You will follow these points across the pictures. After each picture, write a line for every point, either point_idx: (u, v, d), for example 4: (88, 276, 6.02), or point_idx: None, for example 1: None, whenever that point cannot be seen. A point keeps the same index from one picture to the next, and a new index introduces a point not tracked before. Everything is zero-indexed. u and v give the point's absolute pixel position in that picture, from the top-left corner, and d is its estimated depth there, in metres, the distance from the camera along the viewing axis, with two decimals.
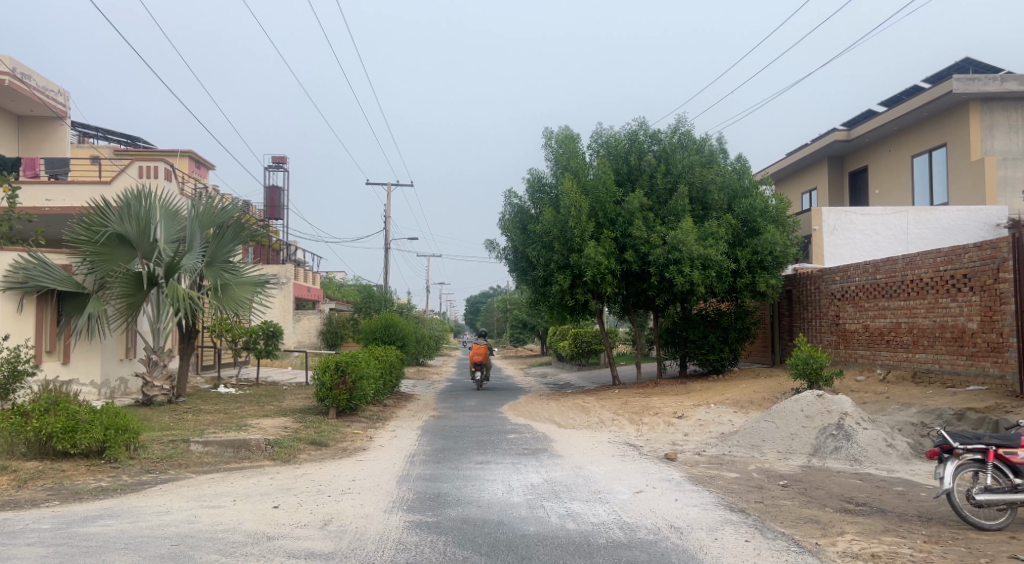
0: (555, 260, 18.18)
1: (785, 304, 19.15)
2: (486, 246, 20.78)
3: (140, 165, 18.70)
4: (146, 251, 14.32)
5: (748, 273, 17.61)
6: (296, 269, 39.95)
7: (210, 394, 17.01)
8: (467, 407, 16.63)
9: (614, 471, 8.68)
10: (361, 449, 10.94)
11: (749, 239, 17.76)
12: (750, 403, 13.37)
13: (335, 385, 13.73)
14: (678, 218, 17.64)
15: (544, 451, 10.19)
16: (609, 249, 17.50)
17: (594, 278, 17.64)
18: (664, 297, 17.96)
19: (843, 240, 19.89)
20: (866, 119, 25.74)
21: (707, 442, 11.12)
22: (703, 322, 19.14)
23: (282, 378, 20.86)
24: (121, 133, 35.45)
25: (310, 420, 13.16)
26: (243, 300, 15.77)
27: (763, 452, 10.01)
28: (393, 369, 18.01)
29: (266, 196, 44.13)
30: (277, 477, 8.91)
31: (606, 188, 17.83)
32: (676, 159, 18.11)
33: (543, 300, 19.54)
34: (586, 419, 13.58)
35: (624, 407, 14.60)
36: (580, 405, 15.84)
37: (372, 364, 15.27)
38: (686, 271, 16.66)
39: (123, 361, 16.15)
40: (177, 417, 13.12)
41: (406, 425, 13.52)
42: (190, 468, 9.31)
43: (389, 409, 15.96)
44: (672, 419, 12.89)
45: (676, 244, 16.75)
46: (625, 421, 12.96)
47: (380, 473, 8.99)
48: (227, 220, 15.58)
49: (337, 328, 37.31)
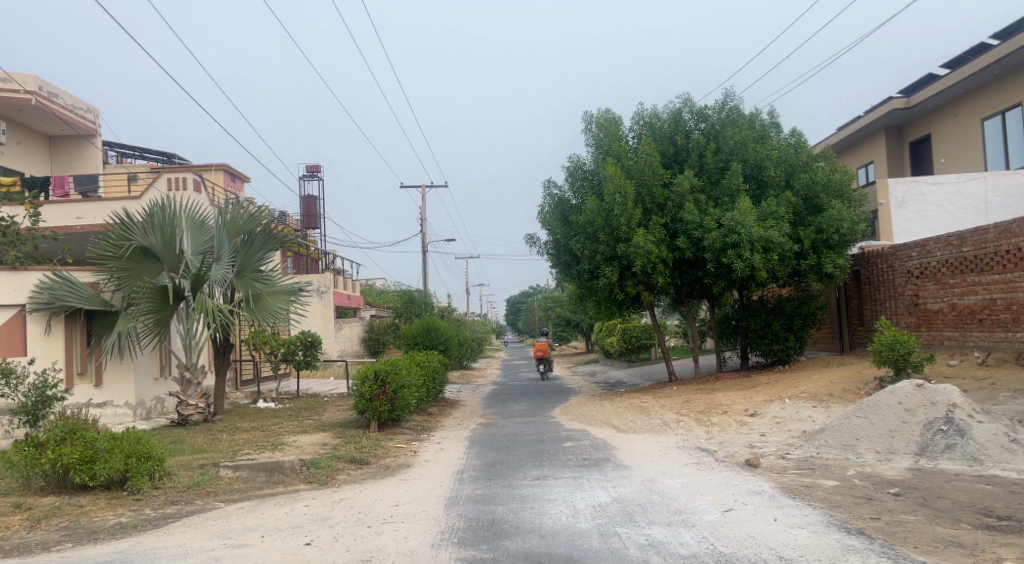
0: (601, 251, 17.02)
1: (853, 286, 17.83)
2: (526, 241, 19.75)
3: (168, 177, 18.17)
4: (173, 263, 13.53)
5: (813, 254, 16.23)
6: (335, 277, 39.49)
7: (249, 411, 16.30)
8: (517, 412, 15.62)
9: (692, 486, 7.54)
10: (404, 466, 10.00)
11: (811, 217, 16.43)
12: (830, 396, 12.09)
13: (376, 395, 12.81)
14: (733, 199, 16.37)
15: (608, 462, 9.11)
16: (659, 236, 16.33)
17: (645, 268, 16.46)
18: (722, 285, 16.70)
19: (914, 213, 18.36)
20: (926, 84, 24.03)
21: (790, 444, 9.92)
22: (764, 309, 17.81)
23: (322, 389, 20.15)
24: (156, 151, 35.29)
25: (350, 434, 12.28)
26: (277, 310, 14.96)
27: (859, 453, 8.78)
28: (436, 375, 17.12)
29: (302, 205, 43.79)
30: (313, 505, 7.99)
31: (653, 170, 16.66)
32: (726, 136, 16.87)
33: (590, 294, 18.43)
34: (647, 421, 12.47)
35: (688, 406, 13.43)
36: (638, 405, 14.70)
37: (414, 371, 14.39)
38: (746, 255, 15.41)
39: (158, 380, 15.46)
40: (211, 438, 12.37)
41: (453, 436, 12.58)
42: (220, 497, 8.45)
43: (434, 419, 15.06)
44: (744, 417, 11.69)
45: (733, 227, 15.55)
46: (692, 421, 11.81)
47: (426, 495, 8.02)
48: (255, 227, 14.76)
49: (379, 335, 36.98)
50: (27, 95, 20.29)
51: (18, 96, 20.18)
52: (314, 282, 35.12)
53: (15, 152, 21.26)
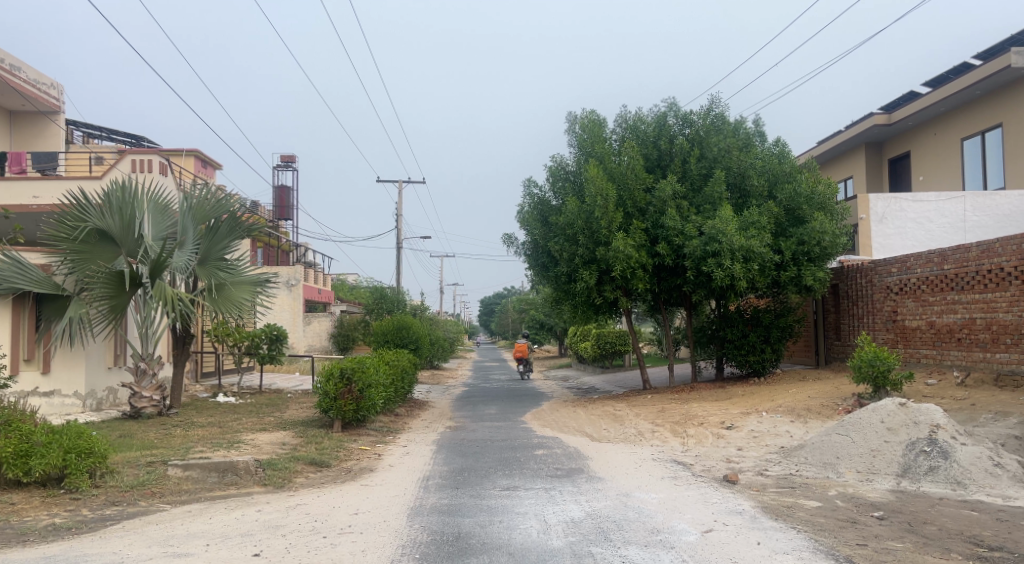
0: (580, 254, 16.67)
1: (832, 300, 17.70)
2: (504, 241, 19.34)
3: (134, 159, 17.46)
4: (131, 248, 12.84)
5: (793, 266, 16.01)
6: (306, 271, 38.73)
7: (208, 405, 15.66)
8: (487, 416, 15.19)
9: (669, 502, 7.17)
10: (367, 470, 9.52)
11: (792, 228, 16.21)
12: (807, 411, 11.83)
13: (340, 394, 12.30)
14: (715, 206, 16.12)
15: (581, 474, 8.71)
16: (639, 241, 16.00)
17: (624, 273, 16.14)
18: (701, 294, 16.44)
19: (894, 229, 18.26)
20: (908, 101, 24.04)
21: (768, 460, 9.61)
22: (742, 320, 17.59)
23: (287, 385, 19.51)
24: (125, 134, 34.28)
25: (312, 434, 11.74)
26: (241, 302, 14.32)
27: (840, 473, 8.49)
28: (405, 375, 16.61)
29: (275, 195, 42.89)
30: (265, 510, 7.49)
31: (635, 174, 16.36)
32: (710, 142, 16.61)
33: (566, 298, 18.08)
34: (621, 430, 12.11)
35: (663, 416, 13.09)
36: (611, 413, 14.35)
37: (382, 370, 13.87)
38: (726, 264, 15.15)
39: (111, 370, 14.78)
40: (164, 433, 11.76)
41: (419, 439, 12.11)
42: (166, 499, 7.91)
43: (401, 419, 14.57)
44: (720, 430, 11.39)
45: (714, 235, 15.30)
46: (667, 432, 11.48)
47: (387, 504, 7.55)
48: (221, 213, 14.07)
49: (349, 330, 36.32)
50: None
51: None
52: (285, 274, 34.18)
53: None
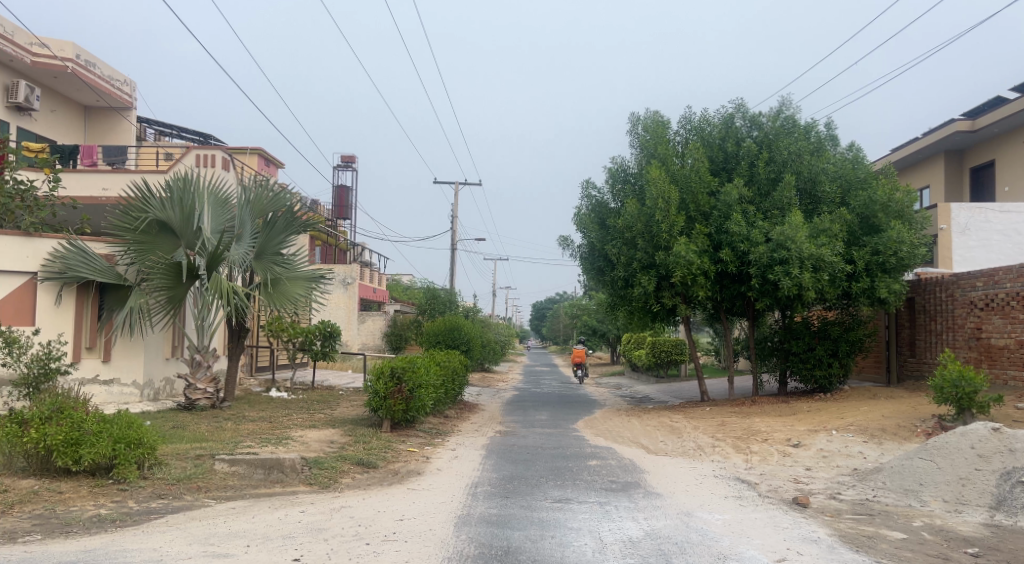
0: (638, 259, 16.13)
1: (907, 314, 16.80)
2: (559, 243, 18.93)
3: (197, 153, 17.67)
4: (190, 240, 12.80)
5: (866, 278, 15.16)
6: (362, 270, 39.01)
7: (260, 399, 15.67)
8: (538, 422, 14.78)
9: (736, 525, 6.64)
10: (415, 473, 9.23)
11: (866, 237, 15.37)
12: (881, 432, 11.10)
13: (390, 394, 12.07)
14: (783, 212, 15.41)
15: (638, 488, 8.24)
16: (702, 246, 15.39)
17: (684, 280, 15.53)
18: (765, 304, 15.72)
19: (977, 241, 17.26)
20: (993, 107, 22.76)
21: (840, 482, 8.98)
22: (808, 332, 16.77)
23: (338, 382, 19.45)
24: (191, 131, 35.05)
25: (361, 433, 11.54)
26: (295, 298, 14.28)
27: (924, 501, 7.85)
28: (456, 377, 16.36)
29: (334, 194, 43.36)
30: (310, 511, 7.24)
31: (700, 177, 15.76)
32: (780, 145, 15.90)
33: (622, 303, 17.55)
34: (679, 443, 11.57)
35: (724, 430, 12.49)
36: (668, 425, 13.79)
37: (433, 370, 13.63)
38: (794, 273, 14.43)
39: (168, 360, 14.87)
40: (215, 426, 11.72)
41: (469, 443, 11.78)
42: (212, 494, 7.73)
43: (451, 422, 14.31)
44: (786, 448, 10.76)
45: (783, 242, 14.60)
46: (728, 447, 10.89)
47: (435, 510, 7.23)
48: (278, 208, 14.00)
49: (401, 330, 36.24)
50: (62, 62, 19.90)
51: (53, 63, 19.81)
52: (340, 272, 34.62)
53: (47, 119, 20.90)
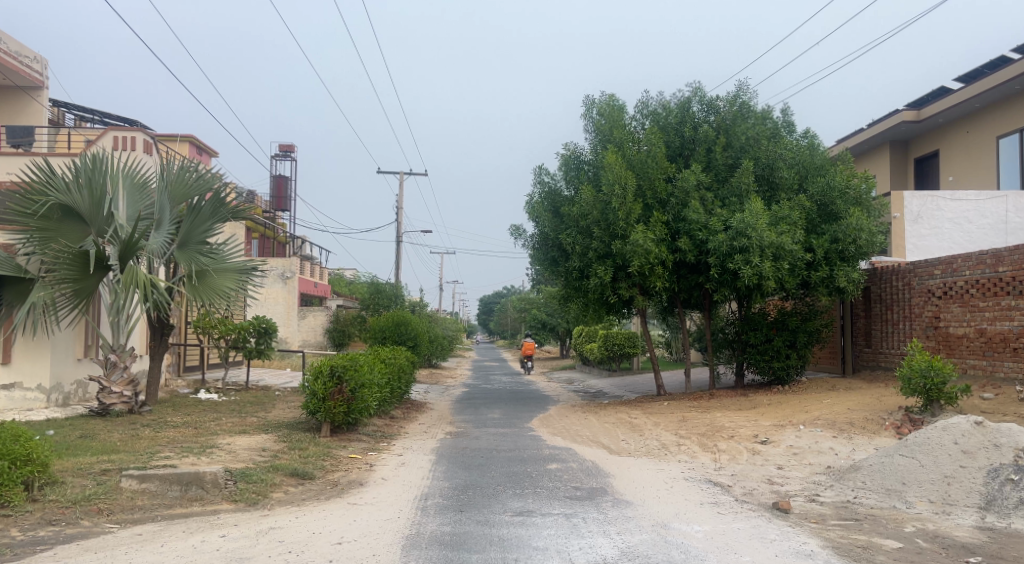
0: (594, 248, 15.43)
1: (862, 304, 16.57)
2: (510, 233, 18.13)
3: (115, 135, 16.23)
4: (100, 227, 11.51)
5: (825, 266, 14.76)
6: (302, 264, 37.55)
7: (187, 402, 14.43)
8: (490, 421, 13.95)
9: (719, 539, 5.91)
10: (357, 484, 8.27)
11: (825, 225, 14.98)
12: (851, 426, 10.59)
13: (330, 394, 11.07)
14: (742, 199, 14.93)
15: (605, 496, 7.48)
16: (660, 234, 14.79)
17: (641, 270, 14.89)
18: (724, 294, 15.22)
19: (930, 229, 17.07)
20: (938, 97, 22.83)
21: (816, 482, 8.36)
22: (766, 323, 16.36)
23: (275, 381, 18.25)
24: (116, 118, 33.01)
25: (296, 439, 10.51)
26: (225, 292, 13.06)
27: (909, 502, 7.26)
28: (402, 374, 15.40)
29: (272, 185, 41.67)
30: (230, 535, 6.24)
31: (656, 162, 15.17)
32: (738, 130, 15.41)
33: (577, 295, 16.86)
34: (641, 442, 10.87)
35: (686, 427, 11.87)
36: (627, 422, 13.13)
37: (377, 368, 12.67)
38: (754, 261, 13.95)
39: (81, 361, 13.53)
40: (131, 434, 10.52)
41: (416, 447, 10.85)
42: (116, 518, 6.66)
43: (397, 423, 13.34)
44: (754, 445, 10.16)
45: (742, 229, 14.10)
46: (695, 446, 10.23)
47: (377, 530, 6.30)
48: (203, 192, 12.75)
49: (345, 326, 35.03)
50: None
51: None
52: (279, 265, 33.29)
53: None
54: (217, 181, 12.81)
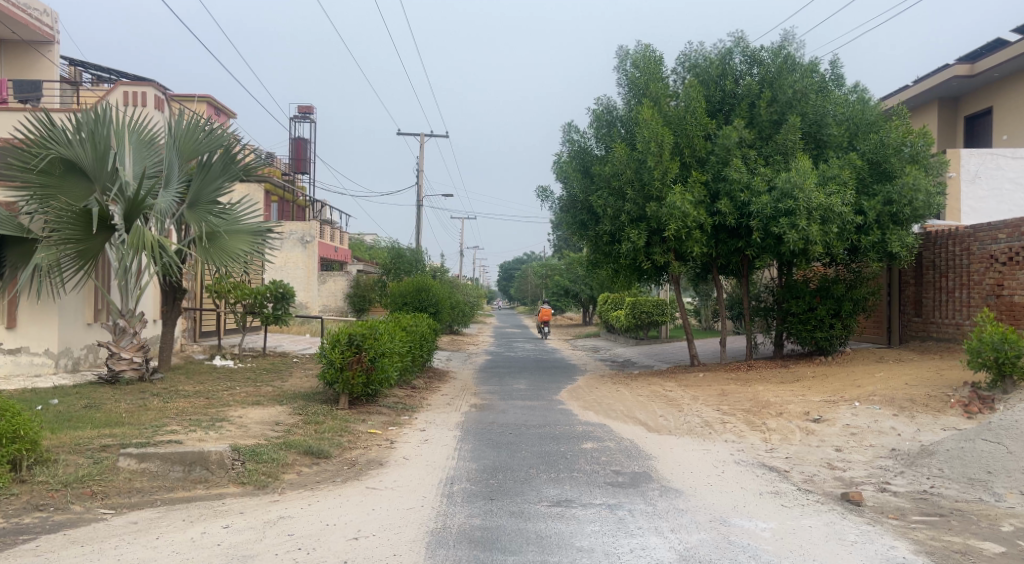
0: (627, 211, 14.49)
1: (912, 271, 15.64)
2: (537, 195, 17.22)
3: (125, 91, 15.48)
4: (105, 184, 10.77)
5: (877, 230, 13.74)
6: (321, 228, 36.91)
7: (202, 369, 13.84)
8: (516, 393, 13.22)
9: (792, 540, 5.12)
10: (376, 465, 7.57)
11: (877, 185, 13.95)
12: (912, 403, 9.74)
13: (348, 364, 10.36)
14: (787, 157, 13.92)
15: (651, 483, 6.72)
16: (698, 196, 13.84)
17: (678, 234, 13.97)
18: (766, 260, 14.27)
19: (988, 190, 16.13)
20: (993, 49, 21.37)
21: (883, 468, 7.53)
22: (809, 290, 15.41)
23: (293, 348, 17.66)
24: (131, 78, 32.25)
25: (312, 412, 9.84)
26: (238, 254, 12.28)
27: (997, 495, 6.43)
28: (424, 342, 14.71)
29: (291, 147, 40.90)
30: (234, 526, 5.56)
31: (696, 118, 14.16)
32: (784, 82, 14.33)
33: (607, 261, 15.97)
34: (681, 418, 10.07)
35: (729, 402, 11.06)
36: (662, 395, 12.35)
37: (398, 336, 11.98)
38: (801, 225, 12.97)
39: (90, 327, 12.92)
40: (140, 404, 9.91)
41: (440, 421, 10.14)
42: (111, 503, 6.01)
43: (418, 393, 12.66)
44: (807, 424, 9.33)
45: (788, 190, 13.12)
46: (741, 424, 9.43)
47: (398, 522, 5.60)
48: (214, 148, 11.95)
49: (365, 292, 34.61)
50: None
51: None
52: (298, 230, 32.66)
53: None
54: (230, 137, 12.00)
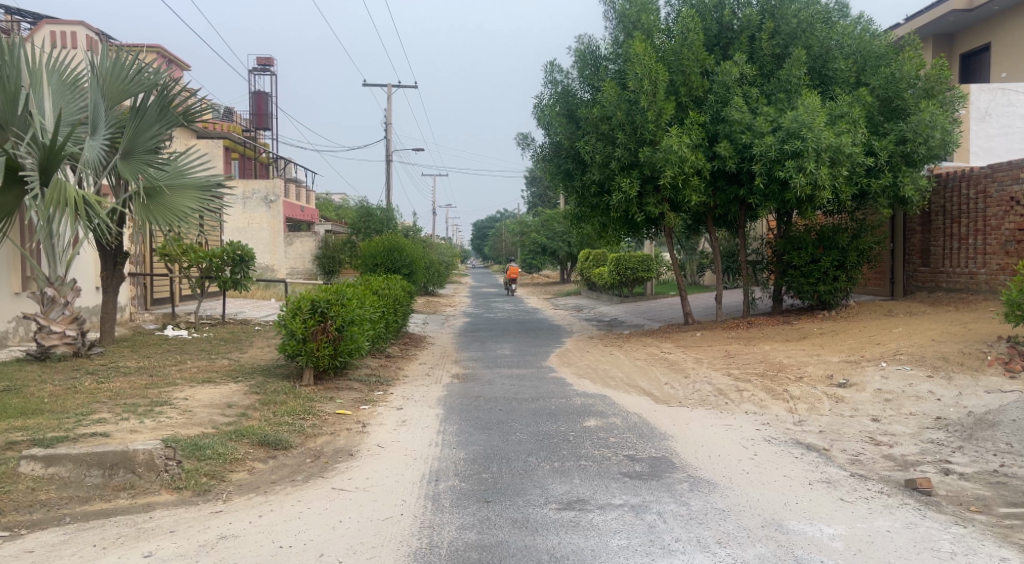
0: (617, 157, 13.23)
1: (918, 218, 14.71)
2: (517, 142, 15.87)
3: (52, 31, 13.74)
4: (18, 131, 9.21)
5: (888, 172, 12.67)
6: (286, 187, 35.13)
7: (151, 341, 12.44)
8: (501, 359, 12.04)
9: (876, 555, 4.02)
10: (344, 457, 6.35)
11: (888, 124, 12.84)
12: (945, 361, 8.75)
13: (311, 334, 9.08)
14: (792, 94, 12.73)
15: (676, 473, 5.59)
16: (696, 138, 12.61)
17: (674, 181, 12.76)
18: (768, 209, 13.17)
19: (999, 127, 15.17)
20: None
21: (936, 442, 6.51)
22: (811, 241, 14.39)
23: (257, 314, 16.29)
24: None
25: (271, 390, 8.59)
26: (183, 211, 10.77)
27: None
28: (398, 306, 13.46)
29: (252, 101, 38.79)
30: (159, 553, 4.32)
31: (692, 52, 12.88)
32: (787, 10, 13.09)
33: (595, 213, 14.75)
34: (689, 387, 8.99)
35: (738, 366, 10.01)
36: (662, 358, 11.26)
37: (368, 300, 10.74)
38: (809, 168, 11.83)
39: (18, 298, 11.41)
40: (70, 384, 8.56)
41: (419, 396, 8.95)
42: (5, 523, 4.73)
43: (393, 363, 11.44)
44: (832, 389, 8.29)
45: (796, 130, 11.97)
46: (760, 392, 8.36)
47: (371, 541, 4.41)
48: (148, 89, 10.39)
49: (334, 253, 33.01)
50: None
51: None
52: (261, 188, 30.95)
53: None
54: (165, 76, 10.45)
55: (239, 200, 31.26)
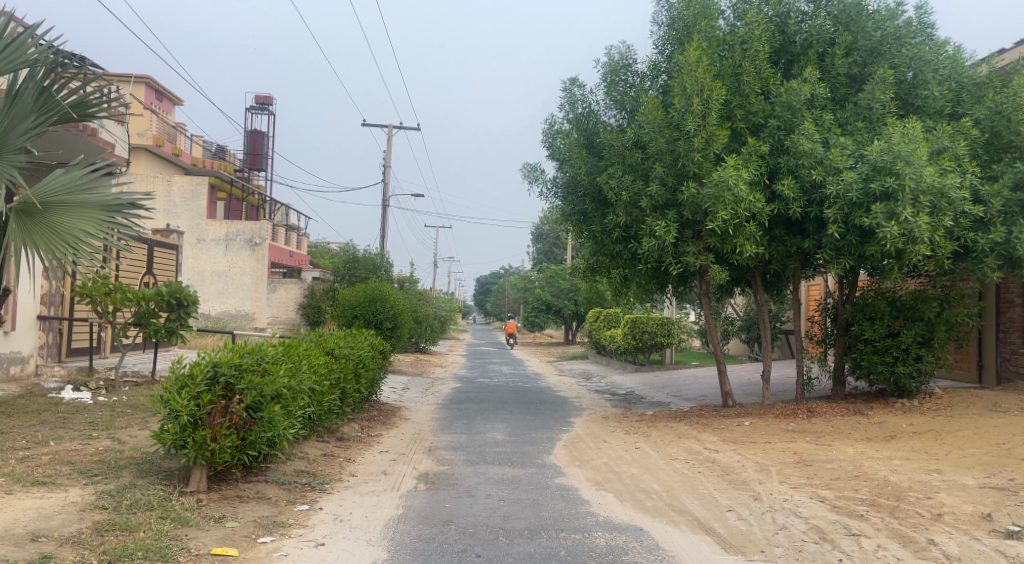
0: (651, 194, 10.44)
1: (1019, 286, 11.82)
2: (524, 174, 13.17)
3: None
4: None
5: (1000, 226, 9.85)
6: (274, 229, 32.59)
7: (32, 405, 9.45)
8: (491, 450, 8.98)
9: None
10: None
11: (998, 165, 10.11)
12: None
13: (209, 418, 6.11)
14: (878, 122, 10.01)
15: None
16: (753, 171, 9.84)
17: (723, 227, 9.90)
18: (839, 269, 10.30)
19: None
20: None
21: None
22: (889, 310, 11.44)
23: None
24: None
25: (128, 503, 5.55)
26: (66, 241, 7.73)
27: None
28: (363, 371, 10.49)
29: (246, 140, 36.42)
30: None
31: (755, 65, 10.31)
32: (866, 21, 10.52)
33: (615, 264, 11.92)
34: (768, 522, 5.95)
35: (829, 484, 6.95)
36: (712, 462, 8.18)
37: (312, 367, 7.81)
38: (905, 214, 8.96)
39: None
40: None
41: (358, 519, 5.91)
42: None
43: (342, 452, 8.39)
44: (1006, 543, 5.23)
45: (887, 164, 9.16)
46: (888, 542, 5.32)
47: None
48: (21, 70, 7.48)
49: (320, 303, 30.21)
50: None
51: None
52: (246, 230, 28.25)
53: None
54: (30, 28, 7.49)
55: (221, 241, 28.55)
